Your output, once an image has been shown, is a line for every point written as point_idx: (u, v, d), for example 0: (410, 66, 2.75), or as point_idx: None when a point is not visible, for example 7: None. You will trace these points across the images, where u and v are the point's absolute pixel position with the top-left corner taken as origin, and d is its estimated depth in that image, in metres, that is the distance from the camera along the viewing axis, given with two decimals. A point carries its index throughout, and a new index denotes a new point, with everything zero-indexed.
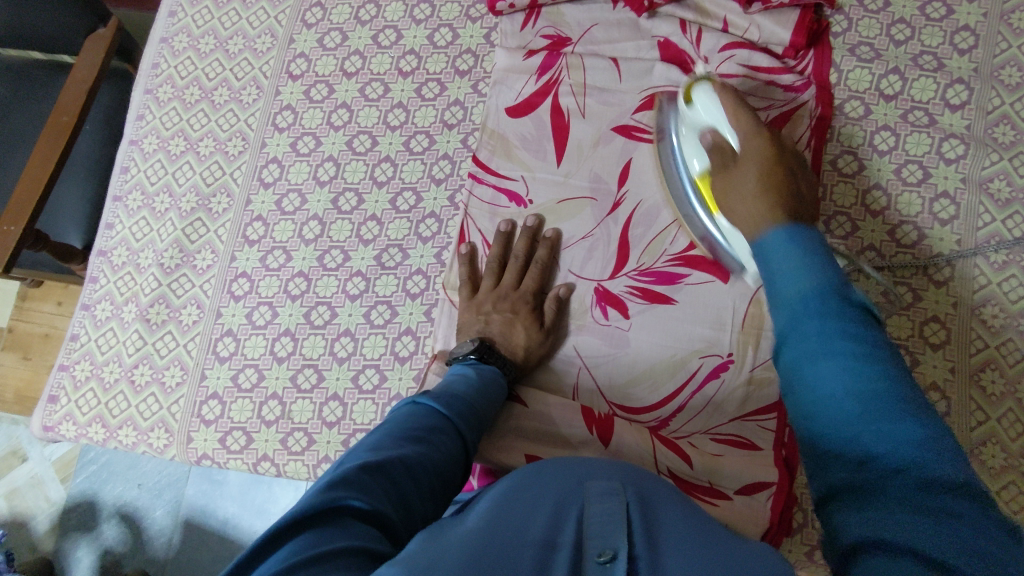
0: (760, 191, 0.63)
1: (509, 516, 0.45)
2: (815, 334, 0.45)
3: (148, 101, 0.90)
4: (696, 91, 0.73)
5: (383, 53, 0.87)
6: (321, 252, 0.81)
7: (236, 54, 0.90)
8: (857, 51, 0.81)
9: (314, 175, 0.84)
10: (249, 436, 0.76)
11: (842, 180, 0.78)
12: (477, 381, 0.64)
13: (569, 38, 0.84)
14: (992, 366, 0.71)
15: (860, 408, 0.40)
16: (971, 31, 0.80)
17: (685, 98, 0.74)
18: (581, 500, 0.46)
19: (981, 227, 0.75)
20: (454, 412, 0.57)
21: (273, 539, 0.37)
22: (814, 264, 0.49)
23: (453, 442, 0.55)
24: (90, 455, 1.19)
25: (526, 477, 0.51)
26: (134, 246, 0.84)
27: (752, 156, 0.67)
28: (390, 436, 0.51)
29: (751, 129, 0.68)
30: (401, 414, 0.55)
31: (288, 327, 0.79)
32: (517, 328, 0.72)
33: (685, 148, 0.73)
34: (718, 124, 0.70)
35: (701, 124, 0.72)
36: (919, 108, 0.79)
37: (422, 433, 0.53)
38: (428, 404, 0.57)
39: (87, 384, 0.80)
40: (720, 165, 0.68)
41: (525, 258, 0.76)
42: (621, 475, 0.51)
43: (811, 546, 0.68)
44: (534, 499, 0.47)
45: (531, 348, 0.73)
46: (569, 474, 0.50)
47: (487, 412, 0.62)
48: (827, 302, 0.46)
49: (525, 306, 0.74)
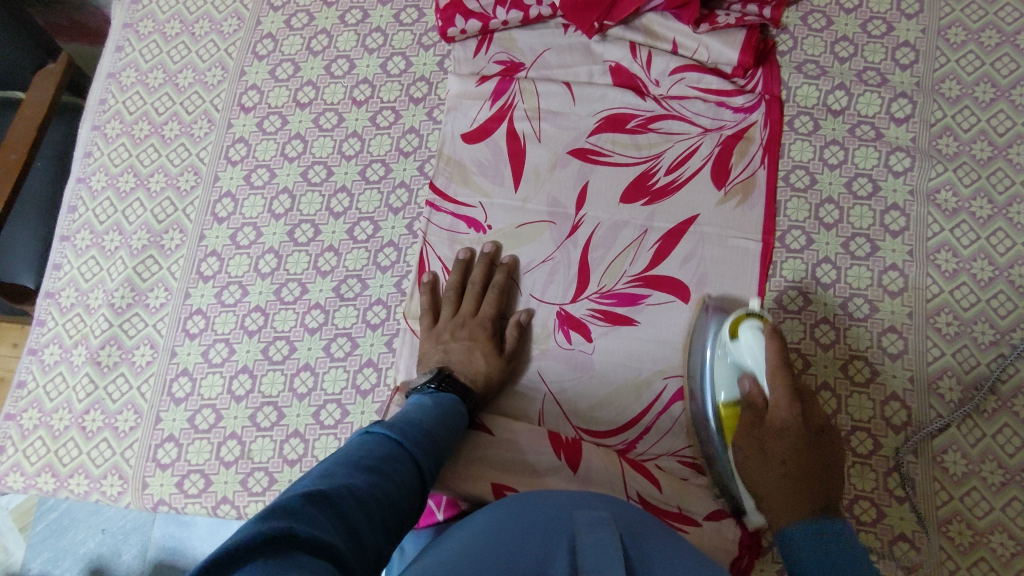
0: (791, 461, 0.62)
1: (500, 546, 0.47)
2: None
3: (96, 137, 0.88)
4: (742, 327, 0.66)
5: (336, 83, 0.87)
6: (278, 286, 0.79)
7: (186, 88, 0.88)
8: (804, 69, 0.83)
9: (268, 208, 0.82)
10: (207, 478, 0.74)
11: (822, 326, 0.75)
12: (435, 409, 0.63)
13: (522, 64, 0.84)
14: (949, 374, 0.72)
15: None
16: (911, 47, 0.83)
17: (731, 328, 0.67)
18: (572, 528, 0.49)
19: (931, 237, 0.77)
20: (410, 441, 0.56)
21: (218, 569, 0.35)
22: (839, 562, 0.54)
23: (407, 471, 0.54)
24: (49, 503, 1.14)
25: (517, 505, 0.54)
26: (83, 287, 0.82)
27: (783, 430, 0.63)
28: (341, 466, 0.50)
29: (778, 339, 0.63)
30: (352, 444, 0.54)
31: (246, 364, 0.77)
32: (476, 355, 0.72)
33: (715, 372, 0.69)
34: (758, 373, 0.66)
35: (742, 362, 0.66)
36: (866, 122, 0.81)
37: (375, 461, 0.52)
38: (381, 432, 0.56)
39: (35, 433, 0.77)
40: (751, 415, 0.65)
41: (483, 284, 0.76)
42: (607, 507, 0.54)
43: (782, 562, 0.67)
44: (526, 530, 0.49)
45: (491, 375, 0.72)
46: (557, 505, 0.53)
47: (446, 441, 0.61)
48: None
49: (484, 333, 0.73)
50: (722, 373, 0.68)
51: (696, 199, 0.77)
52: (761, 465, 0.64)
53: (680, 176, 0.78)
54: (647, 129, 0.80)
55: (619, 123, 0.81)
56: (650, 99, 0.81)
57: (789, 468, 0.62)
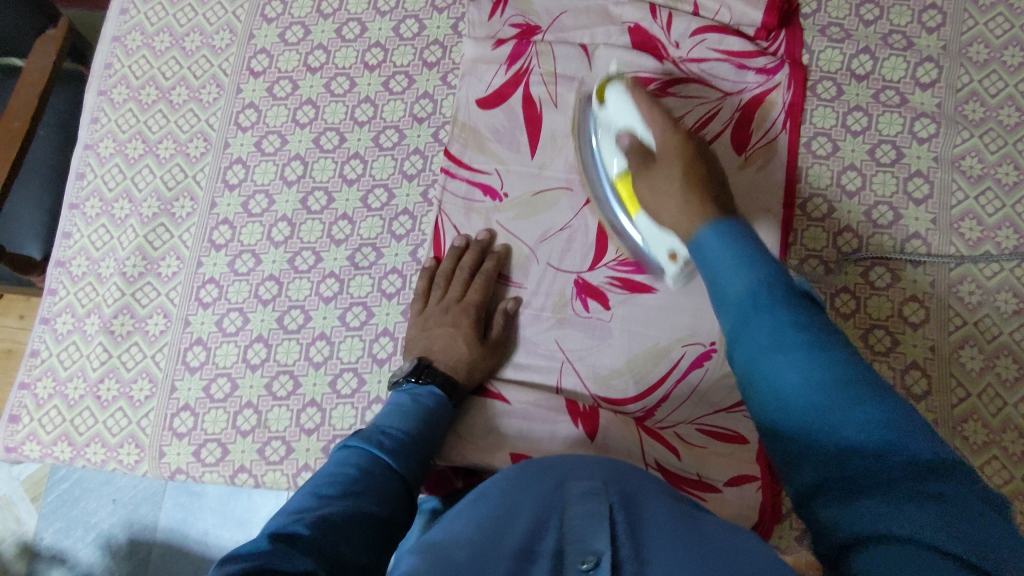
0: (687, 184, 0.63)
1: (491, 522, 0.47)
2: (762, 333, 0.45)
3: (102, 102, 0.86)
4: (610, 92, 0.73)
5: (348, 46, 0.85)
6: (292, 255, 0.78)
7: (193, 52, 0.86)
8: (827, 32, 0.81)
9: (280, 174, 0.81)
10: (224, 447, 0.73)
11: (854, 114, 0.78)
12: (415, 409, 0.64)
13: (538, 26, 0.82)
14: (971, 343, 0.72)
15: (814, 391, 0.41)
16: (938, 9, 0.81)
17: (600, 96, 0.74)
18: (565, 502, 0.48)
19: (955, 205, 0.75)
20: (387, 452, 0.58)
21: None
22: (751, 257, 0.50)
23: (386, 484, 0.55)
24: (60, 472, 1.15)
25: (516, 476, 0.53)
26: (94, 255, 0.81)
27: (669, 152, 0.67)
28: (317, 492, 0.51)
29: (666, 124, 0.68)
30: (329, 466, 0.55)
31: (260, 333, 0.76)
32: (460, 343, 0.71)
33: (603, 150, 0.74)
34: (636, 124, 0.70)
35: (618, 125, 0.72)
36: (890, 87, 0.79)
37: (351, 482, 0.53)
38: (358, 447, 0.57)
39: (50, 402, 0.77)
40: (640, 165, 0.69)
41: (471, 269, 0.74)
42: (602, 472, 0.52)
43: (800, 529, 0.68)
44: (518, 509, 0.48)
45: (475, 364, 0.71)
46: (551, 475, 0.51)
47: (428, 442, 0.63)
48: (771, 292, 0.47)
49: (469, 320, 0.72)
50: (608, 149, 0.74)
51: None
52: (660, 189, 0.66)
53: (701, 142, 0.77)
54: (666, 94, 0.78)
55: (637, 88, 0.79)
56: (669, 63, 0.79)
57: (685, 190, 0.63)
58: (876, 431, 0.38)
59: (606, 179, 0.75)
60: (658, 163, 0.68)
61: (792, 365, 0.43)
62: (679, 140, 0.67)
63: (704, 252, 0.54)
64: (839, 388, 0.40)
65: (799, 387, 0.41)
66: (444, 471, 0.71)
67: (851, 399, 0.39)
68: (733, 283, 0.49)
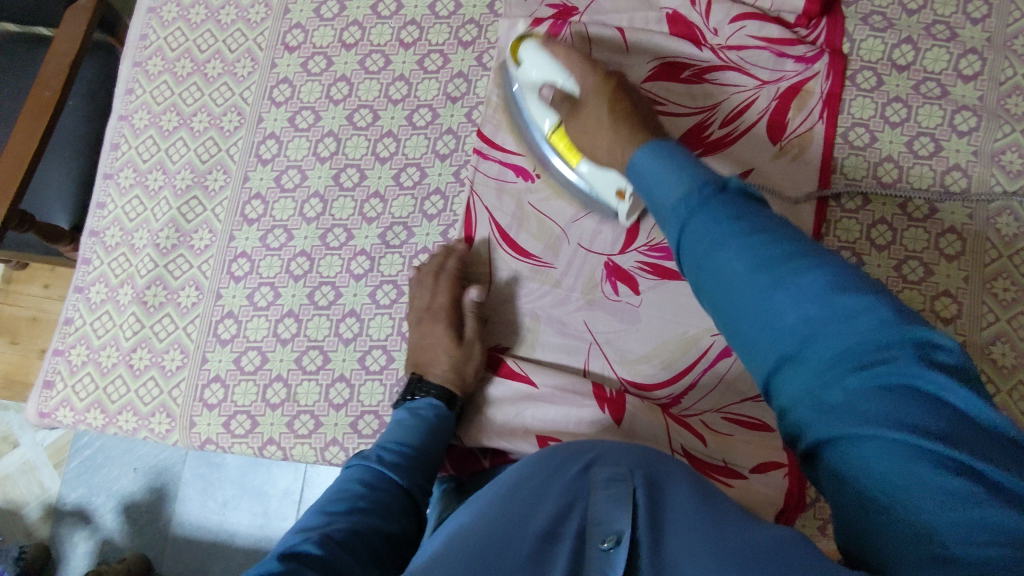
0: (616, 119, 0.62)
1: (517, 507, 0.46)
2: (703, 230, 0.43)
3: (137, 74, 0.86)
4: (523, 52, 0.72)
5: (383, 23, 0.84)
6: (324, 231, 0.79)
7: (228, 25, 0.86)
8: (870, 20, 0.80)
9: (313, 151, 0.81)
10: (253, 420, 0.74)
11: (894, 105, 0.77)
12: (421, 421, 0.65)
13: (575, 8, 0.81)
14: (1003, 339, 0.71)
15: (766, 285, 0.39)
16: (984, 0, 0.79)
17: (515, 58, 0.74)
18: (590, 487, 0.47)
19: (992, 200, 0.74)
20: (391, 468, 0.59)
21: None
22: (687, 174, 0.47)
23: (392, 501, 0.57)
24: (84, 439, 1.17)
25: (542, 462, 0.52)
26: (128, 226, 0.82)
27: (590, 93, 0.66)
28: (325, 511, 0.54)
29: (582, 67, 0.67)
30: (336, 484, 0.58)
31: (292, 308, 0.77)
32: (435, 352, 0.69)
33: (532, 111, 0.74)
34: (553, 76, 0.69)
35: (535, 80, 0.71)
36: (931, 79, 0.78)
37: (356, 501, 0.55)
38: (364, 464, 0.59)
39: (83, 369, 0.78)
40: (567, 110, 0.68)
41: (446, 272, 0.73)
42: (632, 458, 0.50)
43: (823, 519, 0.69)
44: (543, 493, 0.47)
45: (456, 364, 0.69)
46: (579, 460, 0.50)
47: (434, 453, 0.64)
48: (705, 200, 0.44)
49: (440, 327, 0.70)
50: (529, 87, 0.73)
51: (752, 152, 0.76)
52: (593, 120, 0.64)
53: (736, 130, 0.76)
54: (702, 80, 0.78)
55: (672, 72, 0.78)
56: (707, 49, 0.78)
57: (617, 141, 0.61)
58: (841, 323, 0.36)
59: (541, 136, 0.74)
60: (586, 103, 0.66)
61: (738, 268, 0.40)
62: (595, 79, 0.66)
63: (642, 175, 0.50)
64: (792, 270, 0.39)
65: (774, 276, 0.39)
66: (471, 451, 0.73)
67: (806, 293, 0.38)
68: (682, 211, 0.45)
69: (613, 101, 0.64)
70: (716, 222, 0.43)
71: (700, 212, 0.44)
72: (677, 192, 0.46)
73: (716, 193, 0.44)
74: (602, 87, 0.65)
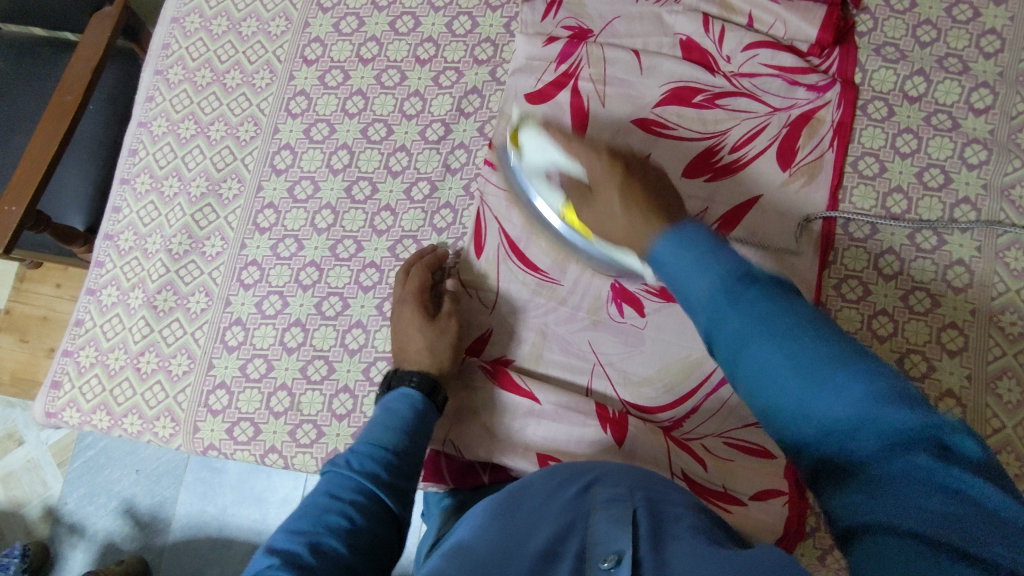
0: (629, 207, 0.58)
1: (516, 530, 0.47)
2: (743, 315, 0.42)
3: (157, 82, 0.88)
4: (523, 137, 0.71)
5: (400, 40, 0.86)
6: (334, 242, 0.79)
7: (249, 37, 0.88)
8: (882, 52, 0.80)
9: (327, 162, 0.82)
10: (256, 427, 0.75)
11: (905, 136, 0.78)
12: (397, 420, 0.64)
13: (590, 30, 0.82)
14: (1010, 374, 0.71)
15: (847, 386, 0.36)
16: (998, 35, 0.80)
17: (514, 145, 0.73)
18: (589, 508, 0.47)
19: (1002, 233, 0.74)
20: (364, 475, 0.59)
21: None
22: (708, 256, 0.46)
23: (372, 510, 0.57)
24: (87, 440, 1.17)
25: (543, 482, 0.53)
26: (141, 231, 0.83)
27: (604, 186, 0.62)
28: (300, 525, 0.54)
29: (589, 151, 0.64)
30: (312, 494, 0.58)
31: (299, 318, 0.77)
32: (412, 333, 0.71)
33: (540, 191, 0.70)
34: (558, 156, 0.67)
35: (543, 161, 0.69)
36: (943, 111, 0.78)
37: (330, 512, 0.55)
38: (339, 471, 0.59)
39: (91, 370, 0.79)
40: (579, 192, 0.65)
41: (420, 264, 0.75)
42: (631, 482, 0.50)
43: (823, 550, 0.68)
44: (543, 515, 0.47)
45: (433, 344, 0.70)
46: (577, 482, 0.51)
47: (413, 449, 0.63)
48: (737, 286, 0.43)
49: (412, 310, 0.72)
50: (535, 180, 0.71)
51: (761, 179, 0.76)
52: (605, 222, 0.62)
53: (745, 156, 0.77)
54: (714, 105, 0.78)
55: (685, 96, 0.79)
56: (721, 76, 0.79)
57: (636, 216, 0.56)
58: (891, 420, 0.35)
59: (554, 212, 0.70)
60: (599, 189, 0.62)
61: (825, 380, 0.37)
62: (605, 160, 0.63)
63: (663, 268, 0.49)
64: (833, 361, 0.38)
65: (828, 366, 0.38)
66: (471, 463, 0.72)
67: (848, 386, 0.37)
68: (706, 286, 0.45)
69: (628, 184, 0.61)
70: (749, 314, 0.42)
71: (727, 296, 0.43)
72: (709, 267, 0.45)
73: (747, 282, 0.44)
74: (611, 173, 0.62)
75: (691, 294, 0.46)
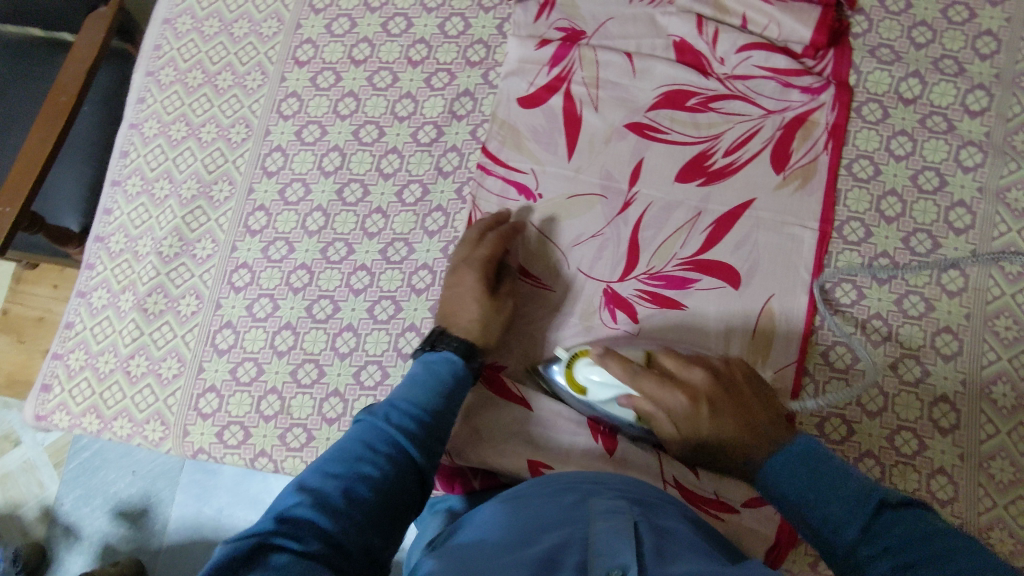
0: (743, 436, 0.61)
1: (514, 536, 0.46)
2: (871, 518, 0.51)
3: (149, 83, 0.88)
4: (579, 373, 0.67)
5: (392, 41, 0.85)
6: (325, 245, 0.79)
7: (241, 38, 0.88)
8: (877, 53, 0.80)
9: (318, 165, 0.82)
10: (246, 431, 0.74)
11: (899, 138, 0.77)
12: (436, 383, 0.63)
13: (584, 32, 0.82)
14: (1004, 379, 0.70)
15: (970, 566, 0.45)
16: (993, 36, 0.79)
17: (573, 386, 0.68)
18: (588, 517, 0.46)
19: (996, 237, 0.74)
20: (400, 430, 0.58)
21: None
22: (830, 471, 0.55)
23: (402, 469, 0.56)
24: (82, 442, 1.17)
25: (544, 488, 0.52)
26: (132, 233, 0.82)
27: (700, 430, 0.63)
28: (331, 466, 0.54)
29: (672, 400, 0.63)
30: (346, 436, 0.58)
31: (289, 321, 0.77)
32: (470, 304, 0.69)
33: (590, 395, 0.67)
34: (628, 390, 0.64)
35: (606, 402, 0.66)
36: (938, 113, 0.77)
37: (361, 458, 0.55)
38: (374, 420, 0.59)
39: (81, 373, 0.79)
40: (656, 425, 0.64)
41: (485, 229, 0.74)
42: (629, 494, 0.51)
43: (815, 556, 0.67)
44: (541, 523, 0.47)
45: (488, 321, 0.69)
46: (577, 491, 0.51)
47: (448, 414, 0.62)
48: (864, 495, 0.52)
49: (473, 278, 0.70)
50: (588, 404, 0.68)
51: (755, 182, 0.75)
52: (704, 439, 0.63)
53: (739, 159, 0.76)
54: (708, 108, 0.78)
55: (679, 100, 0.78)
56: (714, 79, 0.78)
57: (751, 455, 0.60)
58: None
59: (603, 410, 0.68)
60: (689, 422, 0.63)
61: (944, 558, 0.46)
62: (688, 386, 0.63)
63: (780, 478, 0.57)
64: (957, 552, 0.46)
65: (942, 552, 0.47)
66: (458, 469, 0.71)
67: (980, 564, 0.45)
68: (830, 493, 0.53)
69: (724, 415, 0.62)
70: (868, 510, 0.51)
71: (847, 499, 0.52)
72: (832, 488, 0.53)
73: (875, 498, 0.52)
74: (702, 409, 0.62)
75: (813, 497, 0.54)
